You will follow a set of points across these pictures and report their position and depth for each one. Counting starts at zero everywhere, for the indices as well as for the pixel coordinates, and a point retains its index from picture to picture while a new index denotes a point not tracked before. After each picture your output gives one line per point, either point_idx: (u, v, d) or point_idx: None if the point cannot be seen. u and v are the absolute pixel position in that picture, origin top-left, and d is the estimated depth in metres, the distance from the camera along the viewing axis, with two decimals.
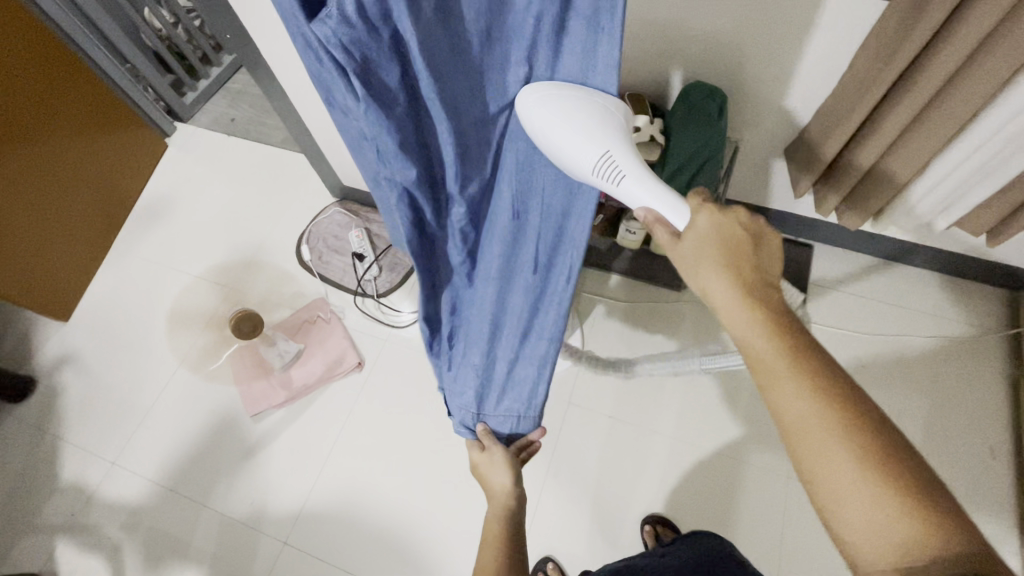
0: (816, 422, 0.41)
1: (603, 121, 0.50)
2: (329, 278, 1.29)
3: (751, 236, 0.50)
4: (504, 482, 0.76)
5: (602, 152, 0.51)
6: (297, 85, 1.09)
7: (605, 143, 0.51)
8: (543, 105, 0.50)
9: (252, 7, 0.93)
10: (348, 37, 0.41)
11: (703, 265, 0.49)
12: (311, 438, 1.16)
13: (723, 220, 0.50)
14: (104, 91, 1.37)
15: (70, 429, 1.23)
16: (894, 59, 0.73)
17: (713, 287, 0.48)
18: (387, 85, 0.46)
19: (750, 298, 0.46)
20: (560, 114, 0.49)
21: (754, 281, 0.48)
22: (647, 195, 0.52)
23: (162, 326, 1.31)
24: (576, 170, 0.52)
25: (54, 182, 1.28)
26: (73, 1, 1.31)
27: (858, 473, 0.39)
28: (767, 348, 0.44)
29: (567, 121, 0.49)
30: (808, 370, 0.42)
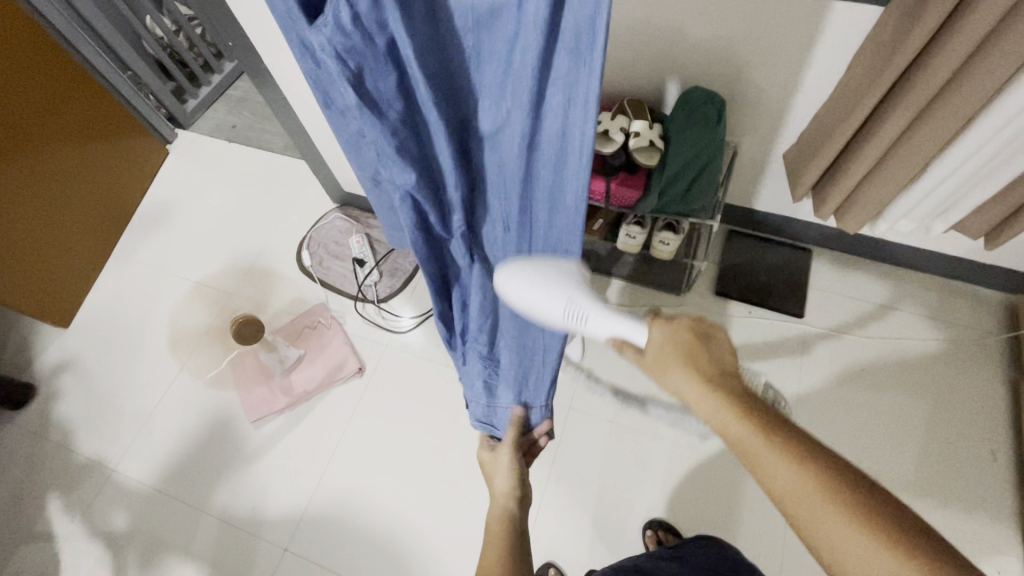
0: (805, 491, 0.40)
1: (560, 277, 0.57)
2: (329, 283, 1.31)
3: (699, 336, 0.52)
4: (507, 485, 0.74)
5: (568, 308, 0.56)
6: (299, 91, 1.09)
7: (568, 298, 0.56)
8: (512, 278, 0.58)
9: (254, 15, 0.93)
10: (343, 45, 0.45)
11: (666, 371, 0.51)
12: (312, 444, 1.16)
13: (673, 326, 0.53)
14: (105, 98, 1.38)
15: (70, 436, 1.22)
16: (890, 64, 0.74)
17: (678, 385, 0.50)
18: (381, 93, 0.49)
19: (715, 388, 0.47)
20: (523, 286, 0.57)
21: (714, 372, 0.49)
22: (614, 322, 0.56)
23: (163, 332, 1.32)
24: (551, 322, 0.58)
25: (54, 189, 1.29)
26: (74, 9, 1.31)
27: (854, 535, 0.38)
28: (740, 433, 0.44)
29: (529, 294, 0.57)
30: (782, 444, 0.42)
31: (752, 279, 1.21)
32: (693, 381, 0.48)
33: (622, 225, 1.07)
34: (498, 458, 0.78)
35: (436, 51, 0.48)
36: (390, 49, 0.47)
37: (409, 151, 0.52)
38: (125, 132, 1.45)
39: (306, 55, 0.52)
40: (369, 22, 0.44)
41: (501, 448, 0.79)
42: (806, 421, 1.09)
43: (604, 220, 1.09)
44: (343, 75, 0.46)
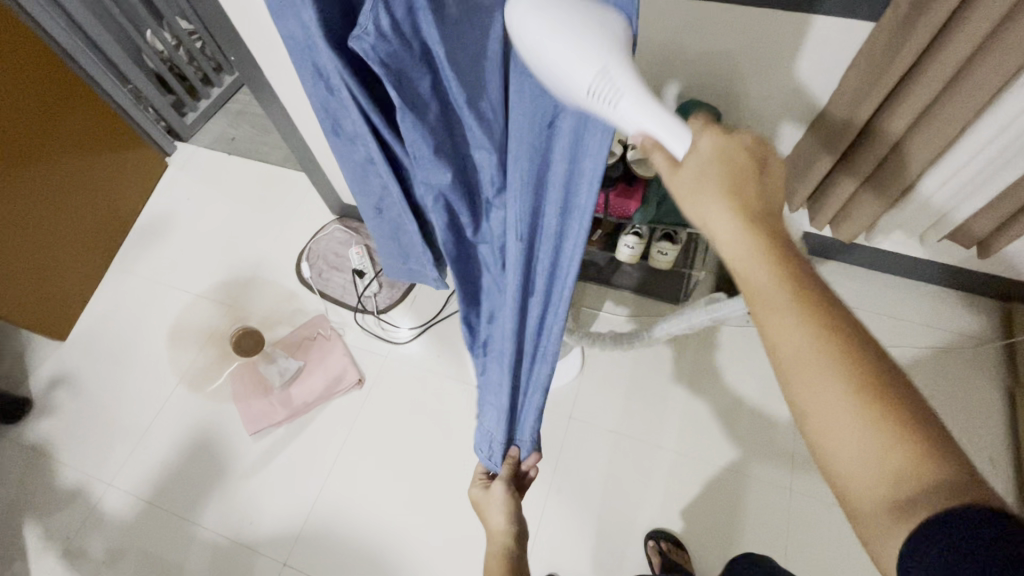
0: (812, 355, 0.35)
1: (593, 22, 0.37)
2: (329, 295, 1.31)
3: (755, 161, 0.41)
4: (503, 522, 0.77)
5: (600, 70, 0.37)
6: (299, 104, 1.10)
7: (601, 57, 0.37)
8: (523, 13, 0.39)
9: (257, 29, 0.95)
10: (386, 51, 0.45)
11: (704, 188, 0.40)
12: (311, 456, 1.15)
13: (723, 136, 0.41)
14: (105, 111, 1.39)
15: (65, 451, 1.21)
16: (882, 78, 0.75)
17: (710, 213, 0.40)
18: (417, 99, 0.49)
19: (755, 228, 0.39)
20: (544, 19, 0.38)
21: (761, 210, 0.40)
22: (649, 118, 0.39)
23: (161, 344, 1.31)
24: (569, 93, 0.39)
25: (53, 201, 1.28)
26: (76, 23, 1.33)
27: (847, 405, 0.34)
28: (765, 276, 0.38)
29: (549, 26, 0.37)
30: (808, 300, 0.37)
31: None
32: (732, 217, 0.39)
33: (620, 235, 1.08)
34: (490, 497, 0.79)
35: (468, 52, 0.48)
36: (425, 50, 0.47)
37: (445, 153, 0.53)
38: (124, 145, 1.45)
39: (317, 82, 0.52)
40: (406, 25, 0.45)
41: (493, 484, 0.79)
42: None
43: (602, 231, 1.10)
44: (388, 79, 0.46)
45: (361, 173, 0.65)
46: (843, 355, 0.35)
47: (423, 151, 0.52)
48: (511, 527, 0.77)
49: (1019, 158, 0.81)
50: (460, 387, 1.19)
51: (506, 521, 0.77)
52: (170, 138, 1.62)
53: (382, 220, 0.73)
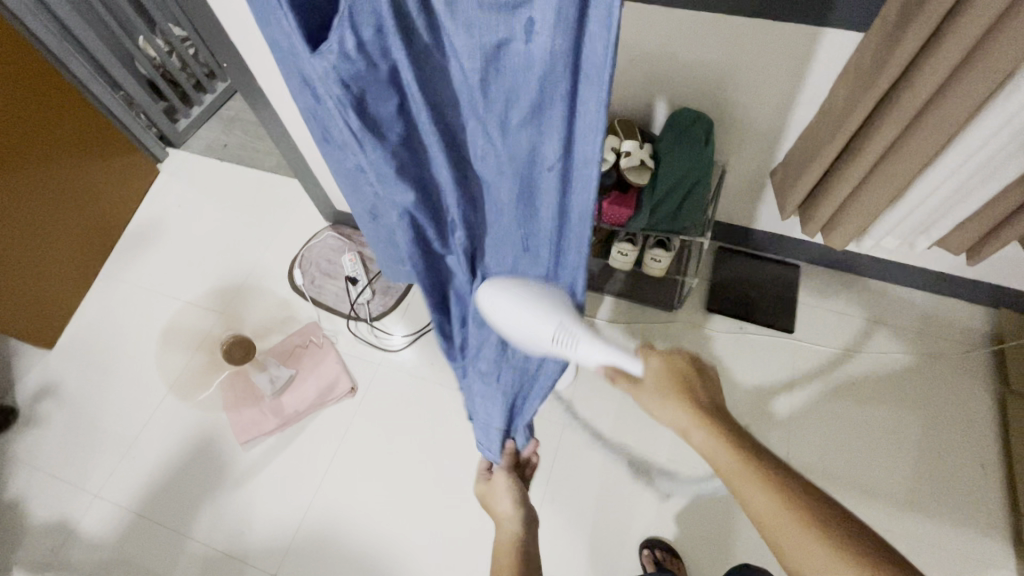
0: (783, 514, 0.47)
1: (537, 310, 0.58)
2: (322, 302, 1.30)
3: (693, 368, 0.60)
4: (510, 508, 0.76)
5: (548, 341, 0.57)
6: (293, 110, 1.10)
7: (548, 338, 0.57)
8: (494, 298, 0.61)
9: (250, 36, 0.95)
10: (349, 72, 0.48)
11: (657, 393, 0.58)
12: (302, 465, 1.14)
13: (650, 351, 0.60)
14: (97, 117, 1.38)
15: (51, 462, 1.19)
16: (871, 88, 0.76)
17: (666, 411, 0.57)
18: (381, 117, 0.52)
19: (708, 417, 0.55)
20: (506, 317, 0.60)
21: (709, 404, 0.57)
22: (592, 353, 0.57)
23: (151, 353, 1.29)
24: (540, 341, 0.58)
25: (43, 209, 1.27)
26: (68, 30, 1.32)
27: (821, 553, 0.45)
28: (730, 457, 0.51)
29: (507, 323, 0.60)
30: (766, 472, 0.50)
31: (743, 294, 1.23)
32: (688, 410, 0.56)
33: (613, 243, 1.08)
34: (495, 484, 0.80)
35: (437, 78, 0.50)
36: (392, 73, 0.49)
37: (409, 170, 0.57)
38: (116, 152, 1.44)
39: (303, 90, 0.55)
40: (375, 48, 0.47)
41: (496, 476, 0.81)
42: (796, 437, 1.10)
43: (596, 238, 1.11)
44: (346, 99, 0.49)
45: (341, 174, 0.66)
46: (803, 510, 0.47)
47: (384, 168, 0.55)
48: (520, 512, 0.76)
49: (1005, 167, 0.82)
50: (453, 395, 1.18)
51: (514, 505, 0.76)
52: (163, 145, 1.62)
53: (379, 226, 0.73)
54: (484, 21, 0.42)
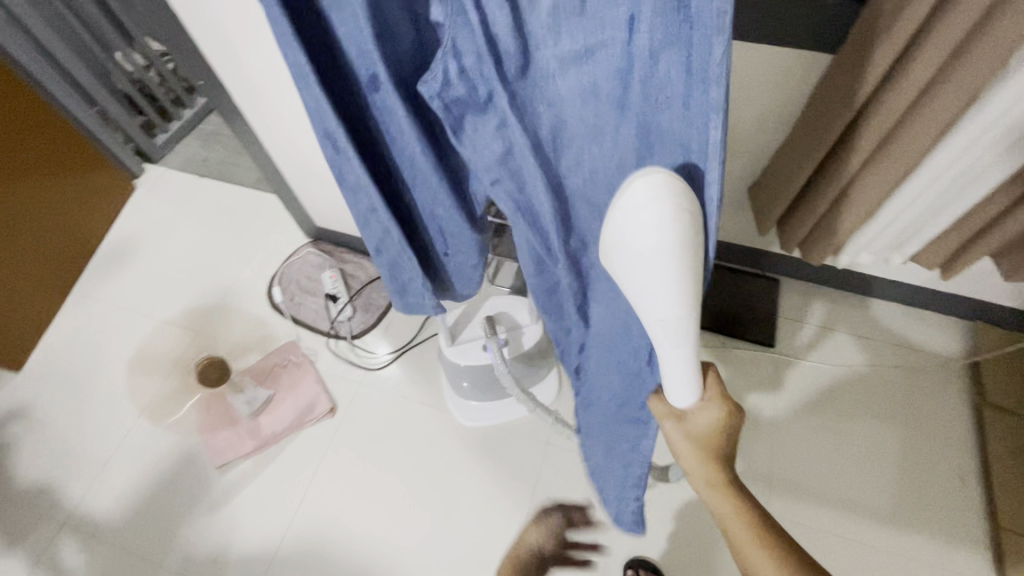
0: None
1: (680, 262, 0.40)
2: (301, 320, 1.28)
3: (732, 415, 0.57)
4: (535, 538, 1.03)
5: (657, 322, 0.44)
6: (271, 127, 1.09)
7: (676, 312, 0.43)
8: (638, 204, 0.39)
9: (227, 53, 0.94)
10: (448, 97, 0.47)
11: (697, 466, 0.57)
12: (279, 489, 1.11)
13: (684, 422, 0.56)
14: (70, 132, 1.35)
15: (18, 488, 1.15)
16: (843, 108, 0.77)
17: (702, 484, 0.57)
18: (469, 143, 0.51)
19: (726, 477, 0.56)
20: (632, 254, 0.41)
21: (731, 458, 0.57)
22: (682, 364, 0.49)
23: (124, 375, 1.26)
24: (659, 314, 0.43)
25: (12, 227, 1.24)
26: (41, 45, 1.29)
27: None
28: (733, 519, 0.55)
29: (645, 257, 0.40)
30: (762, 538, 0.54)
31: (732, 311, 1.23)
32: (709, 468, 0.56)
33: None
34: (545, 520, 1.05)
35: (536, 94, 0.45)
36: (490, 96, 0.47)
37: (506, 188, 0.52)
38: (89, 167, 1.41)
39: (327, 143, 0.54)
40: (474, 75, 0.45)
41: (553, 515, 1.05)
42: (778, 452, 1.10)
43: None
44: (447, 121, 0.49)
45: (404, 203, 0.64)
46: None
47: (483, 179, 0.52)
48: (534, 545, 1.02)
49: (974, 183, 0.84)
50: (435, 413, 1.16)
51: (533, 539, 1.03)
52: (139, 160, 1.59)
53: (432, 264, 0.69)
54: (583, 30, 0.40)
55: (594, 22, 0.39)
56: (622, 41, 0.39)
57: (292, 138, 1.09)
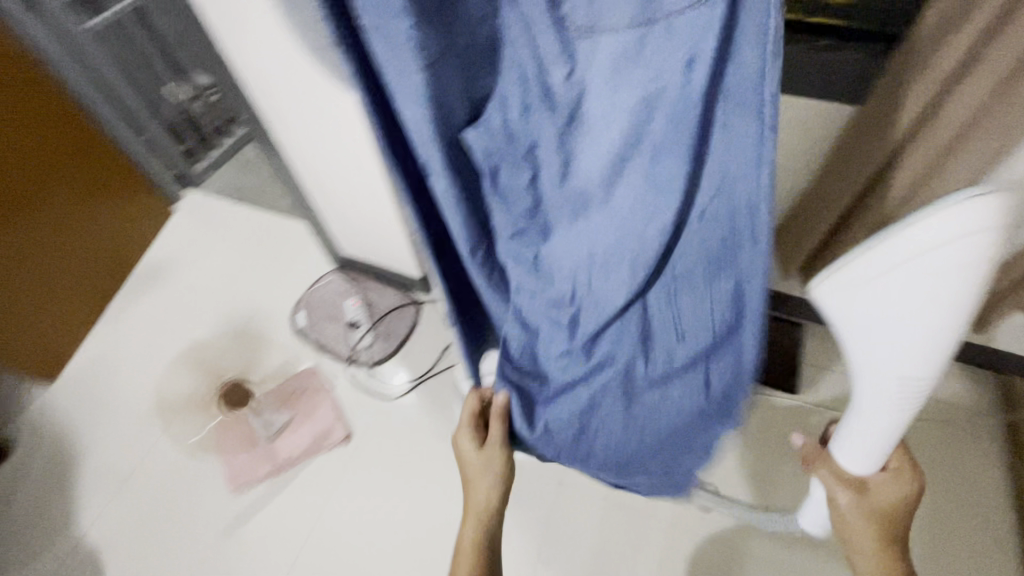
0: None
1: (965, 295, 0.40)
2: (322, 345, 1.30)
3: (910, 501, 0.60)
4: (488, 490, 0.74)
5: (877, 374, 0.49)
6: (308, 160, 1.13)
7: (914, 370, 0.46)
8: (943, 234, 0.38)
9: (267, 91, 0.99)
10: (492, 148, 0.56)
11: (863, 537, 0.59)
12: (290, 515, 1.11)
13: (867, 496, 0.60)
14: (113, 159, 1.44)
15: (43, 497, 1.19)
16: (864, 161, 0.78)
17: (862, 553, 0.60)
18: (507, 193, 0.61)
19: (892, 551, 0.59)
20: (883, 311, 0.44)
21: (900, 537, 0.60)
22: (895, 419, 0.52)
23: (155, 393, 1.30)
24: (909, 347, 0.44)
25: (55, 248, 1.32)
26: (102, 82, 1.38)
27: None
28: None
29: (901, 310, 0.43)
30: None
31: None
32: (875, 541, 0.59)
33: None
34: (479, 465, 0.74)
35: (590, 135, 0.55)
36: (527, 150, 0.57)
37: (531, 238, 0.65)
38: (131, 192, 1.50)
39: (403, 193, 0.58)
40: (518, 129, 0.55)
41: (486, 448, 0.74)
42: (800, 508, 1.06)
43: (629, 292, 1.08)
44: (483, 174, 0.58)
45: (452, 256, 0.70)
46: None
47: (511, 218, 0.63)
48: (496, 501, 0.73)
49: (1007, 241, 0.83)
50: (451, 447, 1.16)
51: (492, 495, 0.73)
52: (180, 184, 1.67)
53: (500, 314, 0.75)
54: (631, 81, 0.49)
55: (643, 77, 0.49)
56: (677, 82, 0.48)
57: (325, 170, 1.14)
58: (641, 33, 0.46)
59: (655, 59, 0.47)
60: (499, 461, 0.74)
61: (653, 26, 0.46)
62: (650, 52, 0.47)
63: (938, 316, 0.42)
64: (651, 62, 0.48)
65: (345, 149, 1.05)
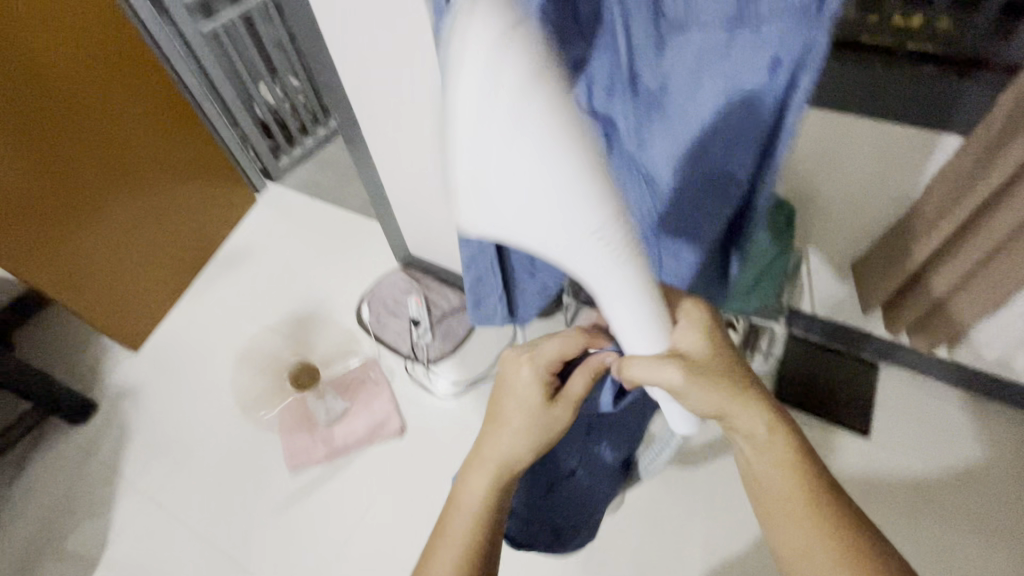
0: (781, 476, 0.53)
1: (564, 159, 0.30)
2: (384, 339, 1.35)
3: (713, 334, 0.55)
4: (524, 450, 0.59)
5: (556, 247, 0.37)
6: (390, 160, 1.18)
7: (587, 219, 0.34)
8: (497, 83, 0.27)
9: (362, 93, 1.05)
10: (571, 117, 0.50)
11: (732, 403, 0.53)
12: (343, 500, 1.15)
13: (691, 363, 0.52)
14: (211, 148, 1.56)
15: (119, 459, 1.28)
16: (962, 202, 0.76)
17: (744, 418, 0.54)
18: None
19: (722, 383, 0.53)
20: (507, 214, 0.34)
21: (726, 367, 0.55)
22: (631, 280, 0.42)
23: (225, 370, 1.37)
24: (578, 233, 0.35)
25: (152, 227, 1.44)
26: (209, 79, 1.50)
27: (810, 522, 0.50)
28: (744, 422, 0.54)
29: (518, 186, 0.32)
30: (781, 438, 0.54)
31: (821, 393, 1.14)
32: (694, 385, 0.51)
33: None
34: (531, 419, 0.60)
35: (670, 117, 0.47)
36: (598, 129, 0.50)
37: None
38: (223, 180, 1.60)
39: None
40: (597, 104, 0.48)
41: (552, 405, 0.61)
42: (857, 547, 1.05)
43: None
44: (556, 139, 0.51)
45: None
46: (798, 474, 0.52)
47: None
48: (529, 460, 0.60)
49: None
50: None
51: (527, 457, 0.60)
52: (263, 178, 1.77)
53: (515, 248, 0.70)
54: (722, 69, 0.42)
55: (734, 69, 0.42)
56: (760, 82, 0.42)
57: (405, 171, 1.18)
58: (734, 29, 0.40)
59: (743, 55, 0.41)
60: (556, 424, 0.61)
61: (744, 27, 0.40)
62: (741, 48, 0.41)
63: (546, 194, 0.32)
64: (743, 56, 0.41)
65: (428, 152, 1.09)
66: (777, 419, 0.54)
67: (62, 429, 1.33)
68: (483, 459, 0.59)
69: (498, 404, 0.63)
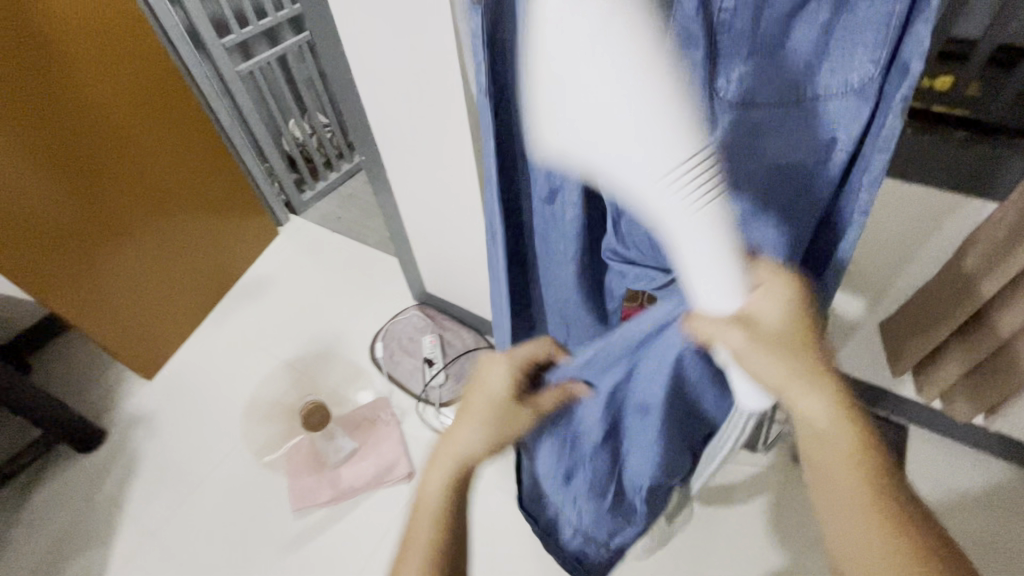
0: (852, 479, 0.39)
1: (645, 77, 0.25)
2: (396, 378, 1.33)
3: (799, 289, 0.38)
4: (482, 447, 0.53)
5: (629, 192, 0.30)
6: (413, 201, 1.20)
7: (673, 131, 0.27)
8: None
9: (390, 136, 1.07)
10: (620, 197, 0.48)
11: (800, 387, 0.38)
12: (347, 546, 1.11)
13: (764, 330, 0.37)
14: (238, 181, 1.59)
15: (123, 490, 1.26)
16: (997, 272, 0.74)
17: (809, 404, 0.38)
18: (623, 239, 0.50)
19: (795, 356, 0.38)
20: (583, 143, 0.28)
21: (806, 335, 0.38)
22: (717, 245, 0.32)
23: (237, 404, 1.36)
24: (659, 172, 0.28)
25: (175, 256, 1.46)
26: (241, 115, 1.55)
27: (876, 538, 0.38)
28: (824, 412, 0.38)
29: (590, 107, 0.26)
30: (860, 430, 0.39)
31: None
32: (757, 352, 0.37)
33: None
34: (496, 415, 0.54)
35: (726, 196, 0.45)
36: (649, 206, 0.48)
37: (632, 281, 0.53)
38: (247, 212, 1.63)
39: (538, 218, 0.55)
40: None
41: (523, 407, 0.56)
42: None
43: None
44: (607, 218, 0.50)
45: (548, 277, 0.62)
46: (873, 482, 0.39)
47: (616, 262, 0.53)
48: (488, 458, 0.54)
49: None
50: None
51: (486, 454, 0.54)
52: (286, 211, 1.80)
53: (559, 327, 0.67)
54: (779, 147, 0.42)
55: (792, 144, 0.41)
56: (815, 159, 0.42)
57: (427, 212, 1.20)
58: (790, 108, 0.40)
59: (799, 134, 0.41)
60: (520, 428, 0.55)
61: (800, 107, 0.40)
62: (797, 126, 0.41)
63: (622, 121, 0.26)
64: (799, 133, 0.41)
65: (451, 195, 1.10)
66: (851, 402, 0.39)
67: (69, 458, 1.32)
68: (440, 454, 0.53)
69: (466, 395, 0.57)
